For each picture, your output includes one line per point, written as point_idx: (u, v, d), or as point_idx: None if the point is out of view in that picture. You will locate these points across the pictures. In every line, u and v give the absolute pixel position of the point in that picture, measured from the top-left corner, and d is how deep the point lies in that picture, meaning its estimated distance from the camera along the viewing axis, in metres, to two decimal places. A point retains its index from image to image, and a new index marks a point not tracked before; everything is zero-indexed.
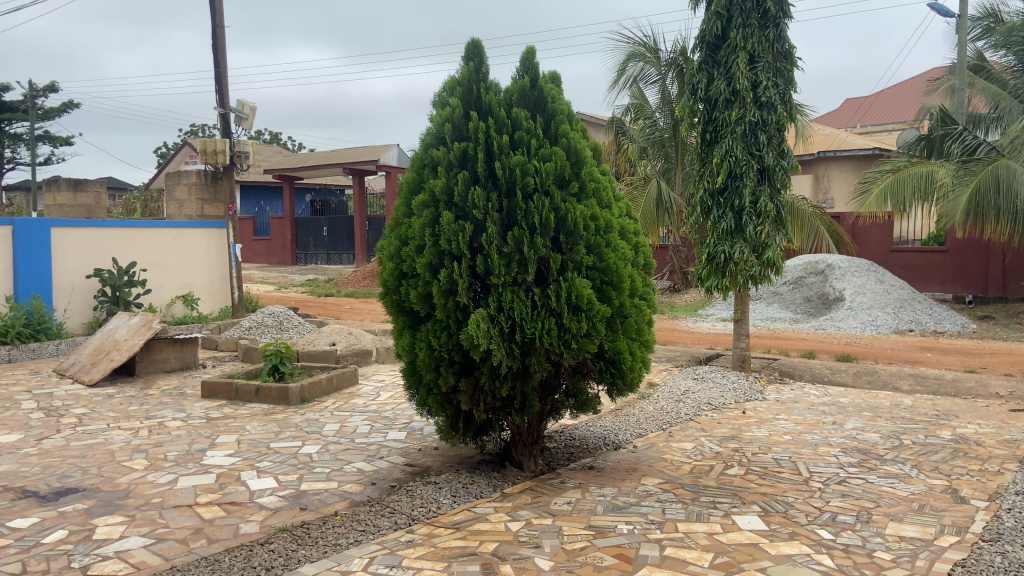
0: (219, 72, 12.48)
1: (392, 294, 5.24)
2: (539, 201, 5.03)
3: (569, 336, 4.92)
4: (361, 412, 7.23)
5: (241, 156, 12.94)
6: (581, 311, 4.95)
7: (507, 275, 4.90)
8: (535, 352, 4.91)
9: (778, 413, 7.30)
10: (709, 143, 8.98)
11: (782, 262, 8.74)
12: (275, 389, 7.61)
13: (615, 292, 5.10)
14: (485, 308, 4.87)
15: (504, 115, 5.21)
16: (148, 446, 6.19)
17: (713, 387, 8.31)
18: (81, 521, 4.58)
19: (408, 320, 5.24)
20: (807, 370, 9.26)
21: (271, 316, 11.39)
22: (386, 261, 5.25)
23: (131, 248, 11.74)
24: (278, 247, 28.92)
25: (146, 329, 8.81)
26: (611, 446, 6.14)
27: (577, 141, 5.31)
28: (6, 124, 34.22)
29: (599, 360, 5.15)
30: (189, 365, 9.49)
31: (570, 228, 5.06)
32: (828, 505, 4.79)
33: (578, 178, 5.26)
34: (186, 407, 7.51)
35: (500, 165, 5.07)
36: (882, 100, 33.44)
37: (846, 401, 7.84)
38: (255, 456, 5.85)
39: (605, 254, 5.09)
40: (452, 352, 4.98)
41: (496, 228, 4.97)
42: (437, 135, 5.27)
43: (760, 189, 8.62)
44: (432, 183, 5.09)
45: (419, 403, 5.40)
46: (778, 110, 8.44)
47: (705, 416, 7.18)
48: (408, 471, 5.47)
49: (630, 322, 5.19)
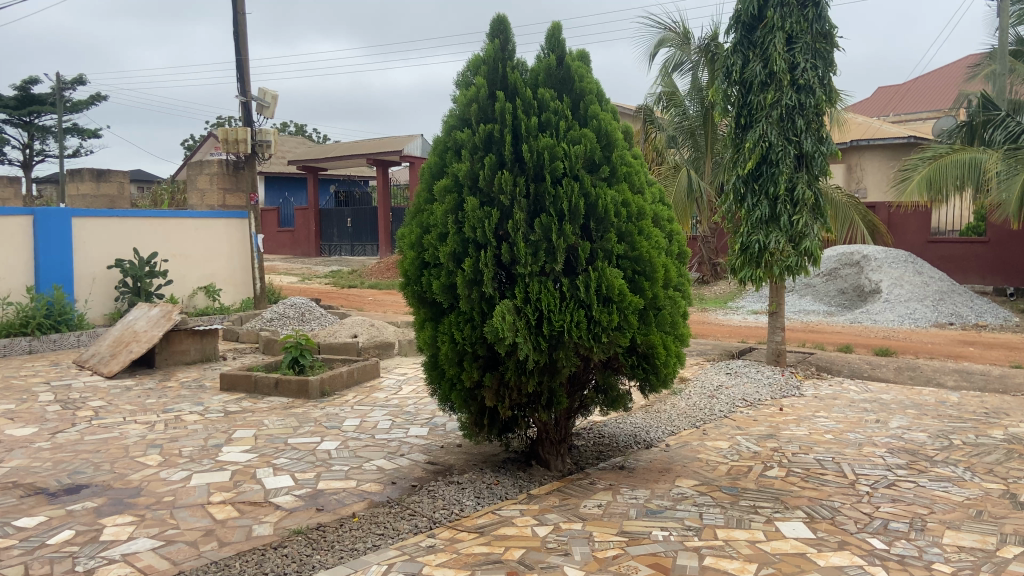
0: (240, 60, 12.28)
1: (413, 284, 4.98)
2: (568, 186, 4.75)
3: (599, 329, 4.64)
4: (382, 407, 7.00)
5: (264, 145, 12.58)
6: (612, 303, 4.67)
7: (534, 264, 4.65)
8: (563, 346, 4.66)
9: (817, 410, 6.96)
10: (744, 129, 8.60)
11: (821, 252, 8.33)
12: (294, 382, 7.40)
13: (648, 283, 4.80)
14: (511, 300, 4.63)
15: (531, 95, 4.90)
16: (164, 441, 6.02)
17: (747, 382, 7.97)
18: (89, 521, 4.40)
19: (430, 312, 5.00)
20: (845, 365, 8.87)
21: (293, 307, 11.22)
22: (407, 251, 4.99)
23: (153, 239, 11.63)
24: (302, 238, 28.84)
25: (166, 320, 8.65)
26: (642, 444, 5.84)
27: (608, 122, 4.98)
28: (36, 116, 34.53)
29: (631, 355, 4.86)
30: (210, 357, 9.29)
31: (601, 215, 4.78)
32: (878, 511, 4.48)
33: (609, 163, 4.96)
34: (204, 400, 7.33)
35: (528, 147, 4.77)
36: (919, 87, 32.47)
37: (888, 398, 7.47)
38: (272, 452, 5.64)
39: (638, 243, 4.80)
40: (476, 346, 4.74)
41: (523, 215, 4.71)
42: (460, 117, 4.98)
43: (798, 175, 8.24)
44: (455, 167, 4.82)
45: (442, 399, 5.16)
46: (817, 92, 8.07)
47: (740, 413, 6.87)
48: (430, 470, 5.22)
49: (665, 314, 4.89)
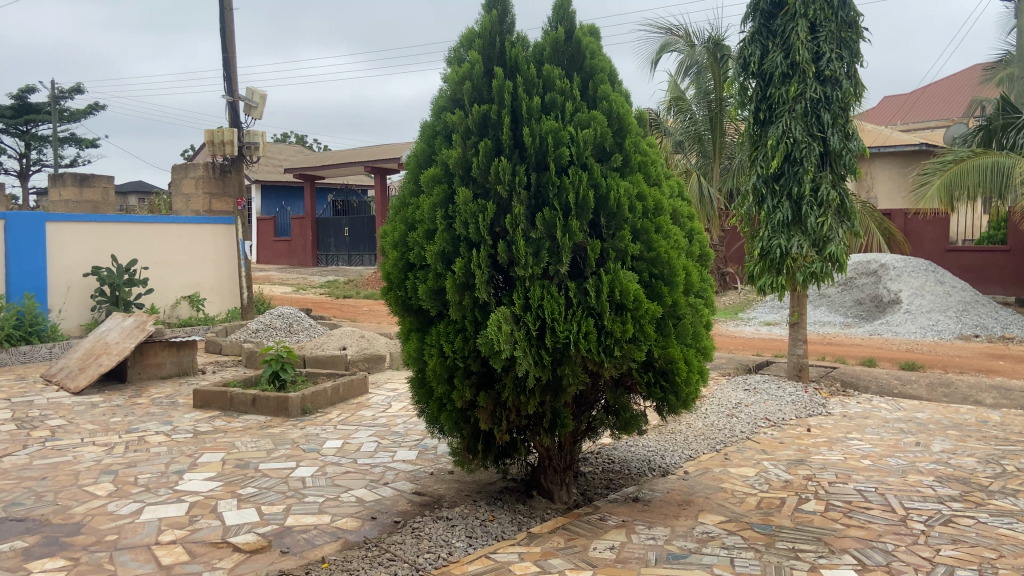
0: (228, 58, 11.70)
1: (396, 289, 4.33)
2: (575, 175, 4.12)
3: (610, 341, 4.00)
4: (368, 427, 6.34)
5: (252, 148, 11.90)
6: (626, 312, 4.03)
7: (535, 266, 4.04)
8: (569, 361, 4.02)
9: (849, 431, 6.30)
10: (763, 124, 8.00)
11: (847, 257, 7.69)
12: (273, 399, 6.74)
13: (667, 289, 4.16)
14: (509, 307, 4.02)
15: (534, 72, 4.27)
16: (120, 467, 5.37)
17: (768, 400, 7.27)
18: (13, 565, 3.74)
19: (415, 321, 4.36)
20: (873, 381, 8.18)
21: (280, 318, 10.59)
22: (390, 251, 4.35)
23: (134, 245, 11.02)
24: (299, 247, 28.22)
25: (138, 331, 8.01)
26: (658, 471, 5.16)
27: (622, 104, 4.35)
28: (32, 126, 34.08)
29: (647, 371, 4.21)
30: (187, 370, 8.61)
31: (613, 209, 4.15)
32: (939, 555, 3.81)
33: (622, 150, 4.33)
34: (174, 419, 6.68)
35: (529, 131, 4.14)
36: (930, 94, 31.85)
37: (924, 418, 6.80)
38: (240, 480, 4.98)
39: (656, 242, 4.17)
40: (469, 360, 4.11)
41: (523, 209, 4.09)
42: (452, 98, 4.35)
43: (822, 175, 7.63)
44: (445, 154, 4.20)
45: (430, 421, 4.52)
46: (845, 84, 7.47)
47: (764, 434, 6.20)
48: (416, 502, 4.56)
49: (685, 324, 4.24)
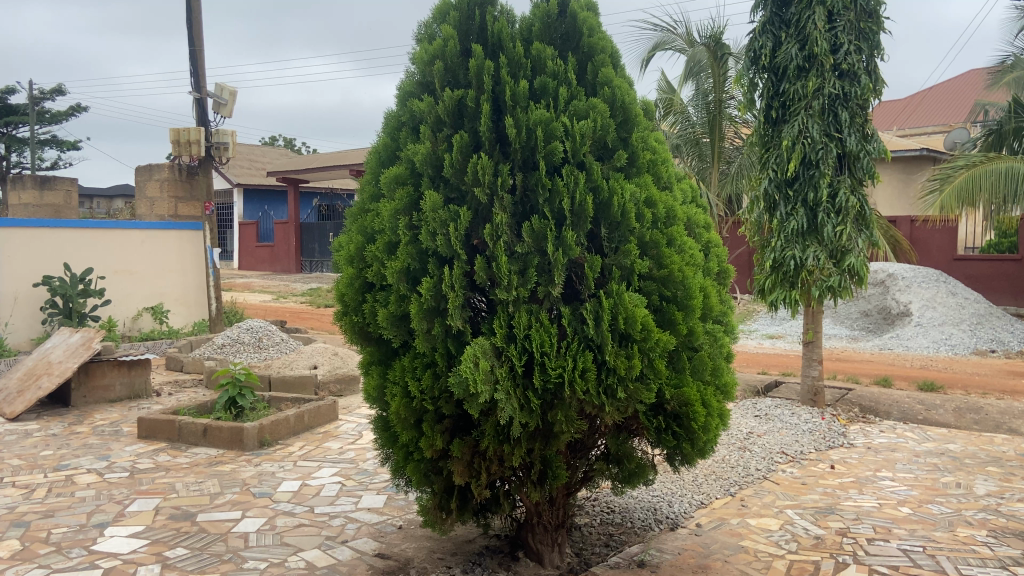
0: (195, 52, 10.93)
1: (352, 314, 3.56)
2: (569, 176, 3.37)
3: (613, 380, 3.25)
4: (332, 464, 5.57)
5: (221, 148, 11.12)
6: (632, 344, 3.28)
7: (520, 287, 3.30)
8: (562, 405, 3.26)
9: (878, 469, 5.56)
10: (777, 123, 7.29)
11: (868, 270, 6.97)
12: (225, 430, 5.96)
13: (682, 315, 3.40)
14: (489, 339, 3.26)
15: (520, 51, 3.52)
16: (34, 517, 4.58)
17: (782, 429, 6.53)
18: None
19: (376, 352, 3.59)
20: (894, 406, 7.44)
21: (248, 331, 9.79)
22: (345, 267, 3.57)
23: (90, 252, 10.24)
24: (282, 253, 27.36)
25: (83, 350, 7.21)
26: (665, 524, 4.39)
27: (627, 91, 3.60)
28: (11, 128, 33.07)
29: (658, 415, 3.45)
30: (139, 394, 7.81)
31: (616, 218, 3.41)
32: None
33: (626, 147, 3.59)
34: (112, 453, 5.88)
35: (513, 122, 3.38)
36: (929, 100, 31.28)
37: (959, 451, 6.08)
38: (171, 538, 4.19)
39: (667, 258, 3.42)
40: (439, 402, 3.35)
41: (506, 217, 3.33)
42: (422, 82, 3.59)
43: (840, 179, 6.92)
44: (411, 150, 3.43)
45: (394, 471, 3.75)
46: (865, 80, 6.76)
47: (782, 472, 5.46)
48: (377, 569, 3.79)
49: (703, 357, 3.49)
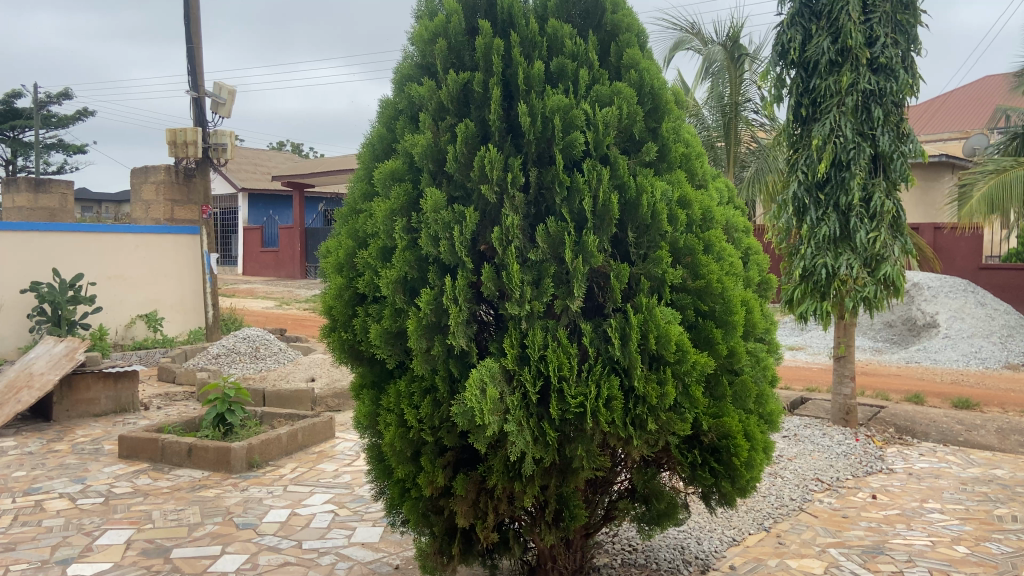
0: (193, 50, 10.54)
1: (341, 330, 3.10)
2: (591, 172, 2.91)
3: (643, 409, 2.78)
4: (326, 489, 5.10)
5: (219, 149, 10.70)
6: (665, 367, 2.81)
7: (535, 300, 2.83)
8: (582, 437, 2.79)
9: (924, 499, 5.06)
10: (807, 121, 6.82)
11: (904, 279, 6.48)
12: (212, 451, 5.50)
13: (721, 332, 2.93)
14: (498, 361, 2.80)
15: (534, 28, 3.06)
16: None
17: (815, 452, 6.03)
18: None
19: (369, 373, 3.13)
20: (932, 426, 6.93)
21: (245, 341, 9.37)
22: (333, 275, 3.12)
23: (81, 258, 9.83)
24: (287, 258, 26.97)
25: (66, 361, 6.78)
26: (695, 566, 3.89)
27: (657, 75, 3.14)
28: (17, 132, 32.83)
29: (692, 448, 2.97)
30: (126, 408, 7.37)
31: (645, 220, 2.95)
32: None
33: (656, 139, 3.12)
34: (89, 476, 5.44)
35: (526, 108, 2.92)
36: (949, 105, 30.68)
37: (1008, 478, 5.57)
38: None
39: (704, 267, 2.95)
40: (439, 432, 2.89)
41: (518, 218, 2.87)
42: (422, 65, 3.14)
43: (874, 182, 6.44)
44: (409, 141, 2.98)
45: (389, 508, 3.28)
46: (901, 75, 6.28)
47: (819, 503, 4.96)
48: None
49: (746, 381, 3.01)
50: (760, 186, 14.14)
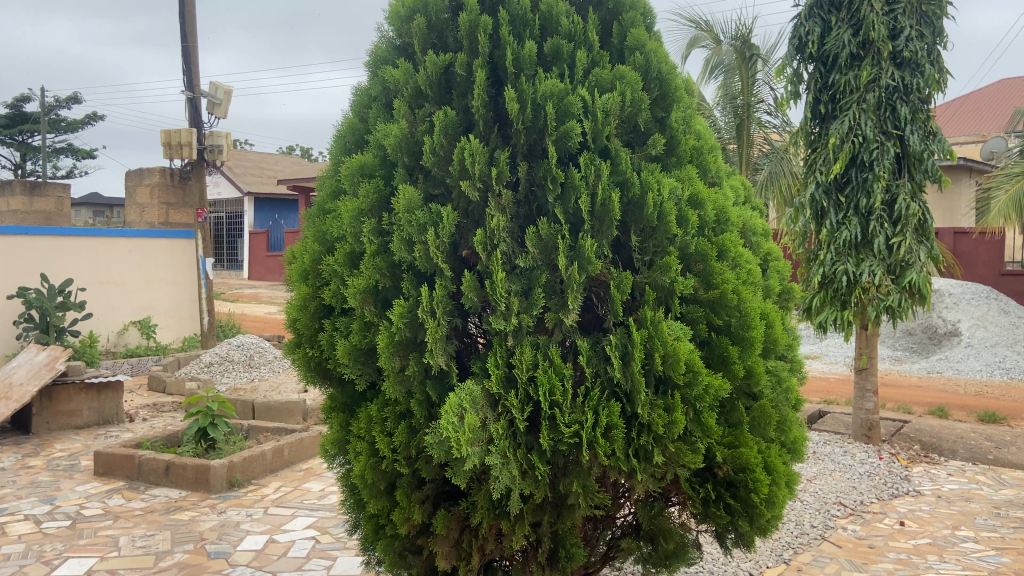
0: (189, 49, 10.26)
1: (306, 346, 2.73)
2: (589, 167, 2.55)
3: (648, 438, 2.40)
4: (309, 512, 4.75)
5: (214, 151, 10.40)
6: (673, 391, 2.44)
7: (523, 312, 2.47)
8: (578, 470, 2.42)
9: (956, 527, 4.65)
10: (826, 120, 6.43)
11: (930, 288, 6.07)
12: (190, 469, 5.16)
13: (737, 350, 2.55)
14: (480, 383, 2.43)
15: (525, 4, 2.71)
16: None
17: (836, 472, 5.64)
18: None
19: (339, 394, 2.77)
20: (960, 443, 6.52)
21: (239, 348, 9.05)
22: (299, 284, 2.76)
23: (72, 263, 9.54)
24: None
25: (46, 371, 6.47)
26: None
27: (664, 59, 2.78)
28: (26, 136, 32.78)
29: (705, 481, 2.59)
30: (110, 419, 7.06)
31: (651, 222, 2.58)
32: None
33: (664, 130, 2.75)
34: (60, 495, 5.11)
35: (514, 93, 2.57)
36: (968, 107, 30.12)
37: None
38: None
39: (718, 275, 2.58)
40: (414, 463, 2.52)
41: (504, 218, 2.51)
42: (400, 47, 2.80)
43: (898, 183, 6.04)
44: (383, 130, 2.63)
45: (364, 545, 2.90)
46: (928, 70, 5.87)
47: (842, 530, 4.57)
48: None
49: (766, 405, 2.64)
50: (773, 190, 13.73)
